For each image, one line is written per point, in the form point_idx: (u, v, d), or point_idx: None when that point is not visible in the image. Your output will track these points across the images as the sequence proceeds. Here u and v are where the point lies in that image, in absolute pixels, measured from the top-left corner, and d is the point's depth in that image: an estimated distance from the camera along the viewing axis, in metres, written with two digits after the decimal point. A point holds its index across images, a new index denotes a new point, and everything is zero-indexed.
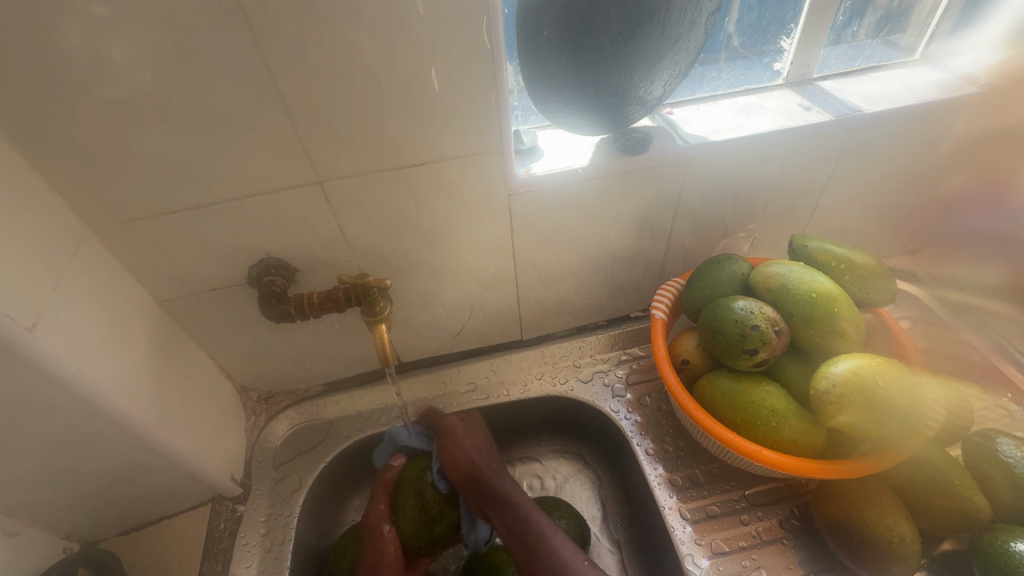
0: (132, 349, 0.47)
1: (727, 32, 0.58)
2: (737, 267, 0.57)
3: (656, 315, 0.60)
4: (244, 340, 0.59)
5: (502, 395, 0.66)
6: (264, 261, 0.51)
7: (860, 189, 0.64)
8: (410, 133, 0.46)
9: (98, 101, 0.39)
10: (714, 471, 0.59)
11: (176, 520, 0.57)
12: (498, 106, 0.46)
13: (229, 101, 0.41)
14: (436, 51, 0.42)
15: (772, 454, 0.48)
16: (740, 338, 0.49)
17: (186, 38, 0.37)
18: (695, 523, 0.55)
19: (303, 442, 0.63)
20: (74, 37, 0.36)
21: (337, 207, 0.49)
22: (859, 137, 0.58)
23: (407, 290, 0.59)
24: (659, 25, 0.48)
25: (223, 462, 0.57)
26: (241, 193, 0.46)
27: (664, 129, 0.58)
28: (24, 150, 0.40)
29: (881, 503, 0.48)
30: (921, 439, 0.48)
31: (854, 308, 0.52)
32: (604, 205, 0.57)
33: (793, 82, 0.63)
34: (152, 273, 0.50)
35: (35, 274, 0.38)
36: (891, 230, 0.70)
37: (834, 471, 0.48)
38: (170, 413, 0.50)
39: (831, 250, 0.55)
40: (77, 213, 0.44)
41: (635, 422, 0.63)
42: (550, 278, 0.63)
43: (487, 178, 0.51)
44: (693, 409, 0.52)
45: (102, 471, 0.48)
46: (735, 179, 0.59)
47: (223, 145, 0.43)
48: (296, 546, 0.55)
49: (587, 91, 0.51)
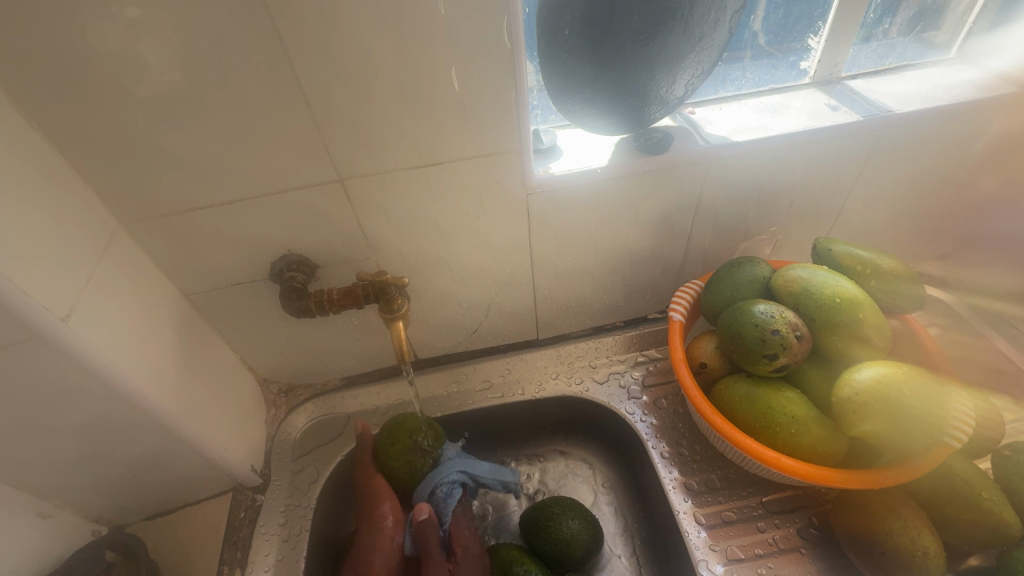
0: (159, 340, 0.48)
1: (753, 31, 0.57)
2: (758, 270, 0.56)
3: (674, 317, 0.59)
4: (265, 334, 0.60)
5: (517, 394, 0.66)
6: (286, 257, 0.52)
7: (889, 191, 0.62)
8: (429, 132, 0.46)
9: (130, 100, 0.40)
10: (731, 476, 0.58)
11: (197, 507, 0.58)
12: (517, 107, 0.46)
13: (254, 99, 0.42)
14: (455, 51, 0.42)
15: (790, 462, 0.47)
16: (760, 343, 0.48)
17: (213, 38, 0.38)
18: (710, 528, 0.54)
19: (321, 435, 0.64)
20: (109, 38, 0.37)
21: (357, 204, 0.50)
22: (888, 138, 0.56)
23: (424, 287, 0.59)
24: (682, 24, 0.47)
25: (243, 452, 0.58)
26: (265, 190, 0.47)
27: (685, 129, 0.57)
28: (61, 147, 0.42)
29: (905, 515, 0.47)
30: (948, 451, 0.46)
31: (879, 313, 0.50)
32: (623, 205, 0.57)
33: (820, 81, 0.61)
34: (179, 267, 0.51)
35: (70, 266, 0.40)
36: (921, 234, 0.68)
37: (855, 481, 0.47)
38: (193, 403, 0.51)
39: (857, 254, 0.54)
40: (109, 208, 0.46)
41: (651, 424, 0.62)
42: (567, 278, 0.63)
43: (505, 177, 0.51)
44: (710, 413, 0.51)
45: (128, 458, 0.50)
46: (757, 181, 0.58)
47: (248, 143, 0.44)
48: (313, 537, 0.56)
49: (607, 90, 0.51)
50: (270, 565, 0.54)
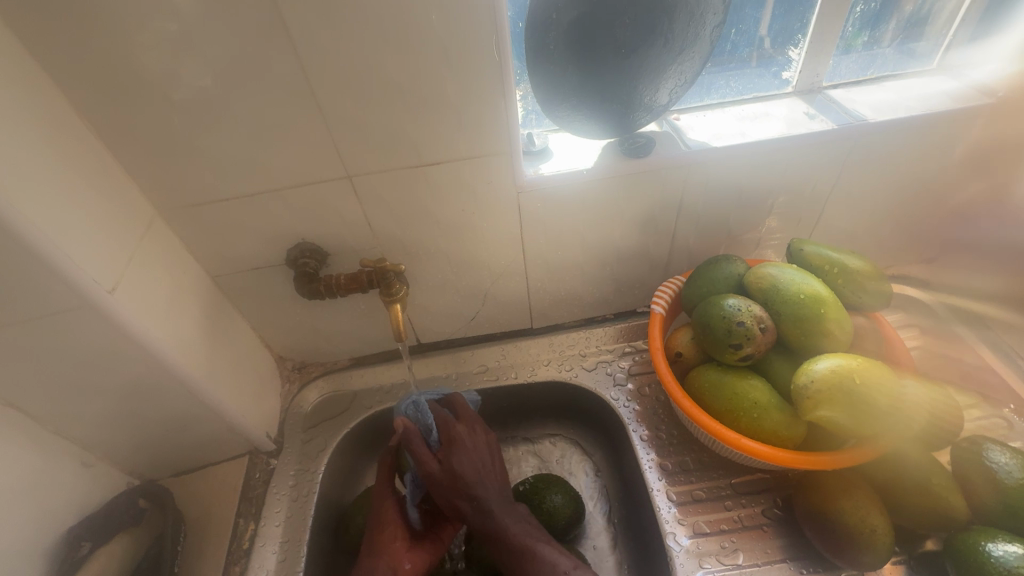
0: (189, 314, 0.54)
1: (759, 35, 0.61)
2: (734, 267, 0.59)
3: (655, 309, 0.63)
4: (281, 314, 0.66)
5: (510, 377, 0.72)
6: (300, 244, 0.59)
7: (867, 195, 0.65)
8: (428, 135, 0.52)
9: (169, 103, 0.46)
10: (705, 459, 0.62)
11: (217, 467, 0.65)
12: (507, 112, 0.51)
13: (274, 104, 0.48)
14: (450, 63, 0.47)
15: (750, 443, 0.51)
16: (727, 333, 0.53)
17: (239, 52, 0.44)
18: (681, 505, 0.59)
19: (330, 409, 0.71)
20: (153, 50, 0.43)
21: (363, 198, 0.56)
22: (862, 145, 0.60)
23: (425, 276, 0.65)
24: (662, 38, 0.51)
25: (259, 420, 0.64)
26: (282, 184, 0.53)
27: (669, 134, 0.61)
28: (110, 143, 0.48)
29: (858, 498, 0.50)
30: (898, 438, 0.50)
31: (841, 309, 0.54)
32: (610, 203, 0.61)
33: (802, 90, 0.65)
34: (206, 251, 0.58)
35: (115, 246, 0.46)
36: (902, 237, 0.71)
37: (811, 463, 0.50)
38: (216, 372, 0.57)
39: (828, 255, 0.58)
40: (148, 197, 0.52)
41: (634, 409, 0.67)
42: (558, 271, 0.68)
43: (498, 175, 0.56)
44: (681, 397, 0.55)
45: (159, 418, 0.56)
46: (737, 183, 0.62)
47: (268, 142, 0.50)
48: (320, 498, 0.62)
49: (592, 98, 0.55)
50: (281, 521, 0.60)
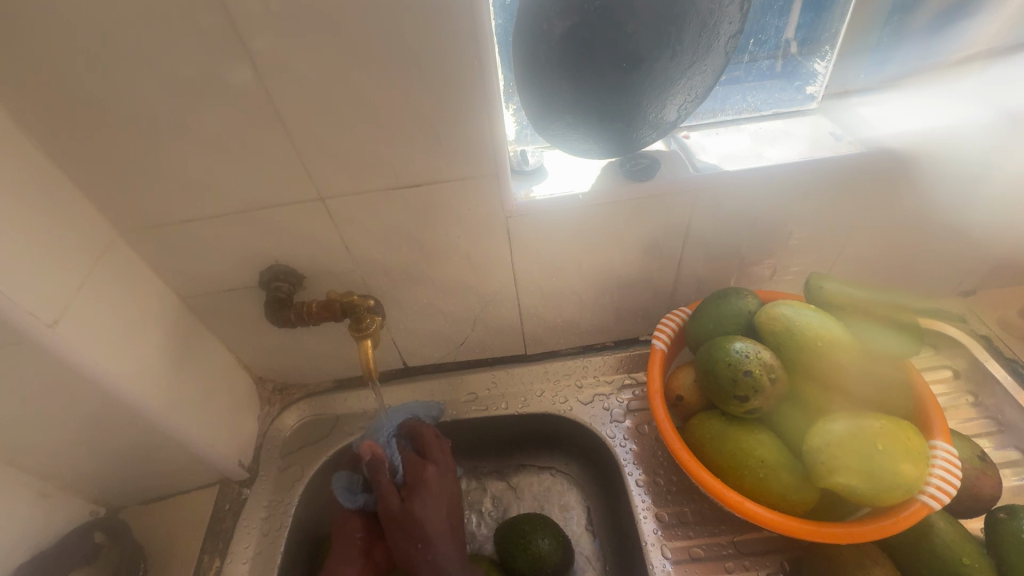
0: (150, 342, 0.51)
1: (785, 38, 0.56)
2: (744, 303, 0.54)
3: (656, 345, 0.58)
4: (257, 336, 0.63)
5: (500, 408, 0.67)
6: (273, 267, 0.55)
7: (898, 224, 0.59)
8: (406, 155, 0.47)
9: (122, 119, 0.43)
10: (705, 511, 0.57)
11: (187, 496, 0.62)
12: (493, 131, 0.47)
13: (235, 122, 0.44)
14: (427, 78, 0.43)
15: (754, 508, 0.46)
16: (732, 382, 0.47)
17: (194, 66, 0.40)
18: (676, 563, 0.53)
19: (309, 434, 0.67)
20: (100, 63, 0.40)
21: (338, 220, 0.52)
22: (893, 170, 0.53)
23: (409, 301, 0.61)
24: (670, 50, 0.46)
25: (231, 448, 0.61)
26: (249, 205, 0.49)
27: (677, 155, 0.56)
28: (62, 160, 0.45)
29: (876, 574, 0.44)
30: (926, 511, 0.44)
31: (865, 359, 0.48)
32: (608, 229, 0.56)
33: (827, 107, 0.59)
34: (173, 273, 0.54)
35: (62, 274, 0.43)
36: (938, 269, 0.64)
37: (823, 534, 0.45)
38: (181, 401, 0.54)
39: (849, 293, 0.53)
40: (108, 217, 0.49)
41: (631, 450, 0.62)
42: (553, 298, 0.63)
43: (484, 199, 0.51)
44: (679, 449, 0.50)
45: (120, 449, 0.53)
46: (751, 210, 0.56)
47: (232, 161, 0.46)
48: (290, 534, 0.58)
49: (590, 116, 0.50)
50: (248, 558, 0.57)
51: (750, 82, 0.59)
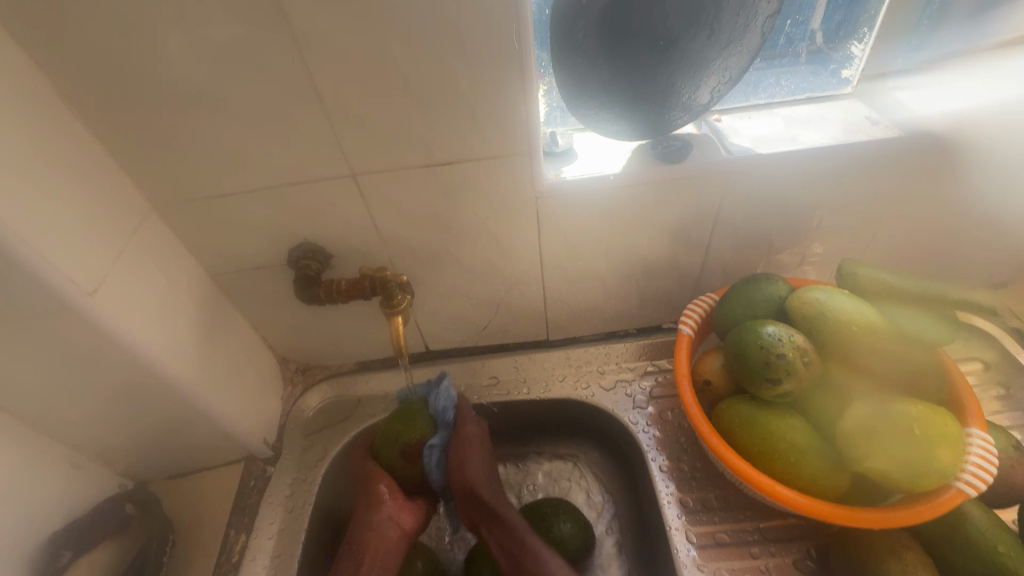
0: (182, 316, 0.52)
1: (810, 30, 0.56)
2: (775, 288, 0.53)
3: (683, 330, 0.57)
4: (283, 316, 0.63)
5: (522, 393, 0.67)
6: (302, 245, 0.55)
7: (932, 211, 0.58)
8: (439, 132, 0.47)
9: (161, 91, 0.43)
10: (730, 497, 0.56)
11: (212, 472, 0.63)
12: (527, 109, 0.46)
13: (271, 95, 0.44)
14: (464, 53, 0.43)
15: (786, 491, 0.45)
16: (764, 366, 0.47)
17: (233, 37, 0.41)
18: (701, 548, 0.53)
19: (333, 415, 0.68)
20: (143, 34, 0.40)
21: (368, 198, 0.52)
22: (929, 155, 0.53)
23: (435, 282, 0.61)
24: (707, 28, 0.46)
25: (256, 425, 0.61)
26: (281, 181, 0.50)
27: (709, 138, 0.55)
28: (101, 133, 0.45)
29: (908, 561, 0.44)
30: (961, 497, 0.43)
31: (900, 344, 0.48)
32: (637, 212, 0.55)
33: (864, 92, 0.58)
34: (204, 248, 0.55)
35: (100, 244, 0.44)
36: (969, 259, 0.63)
37: (855, 519, 0.45)
38: (210, 376, 0.54)
39: (883, 280, 0.53)
40: (142, 191, 0.49)
41: (654, 436, 0.61)
42: (578, 282, 0.63)
43: (515, 178, 0.51)
44: (708, 433, 0.50)
45: (150, 422, 0.54)
46: (783, 195, 0.55)
47: (267, 136, 0.46)
48: (315, 511, 0.59)
49: (623, 95, 0.50)
50: (273, 533, 0.57)
51: (784, 65, 0.59)
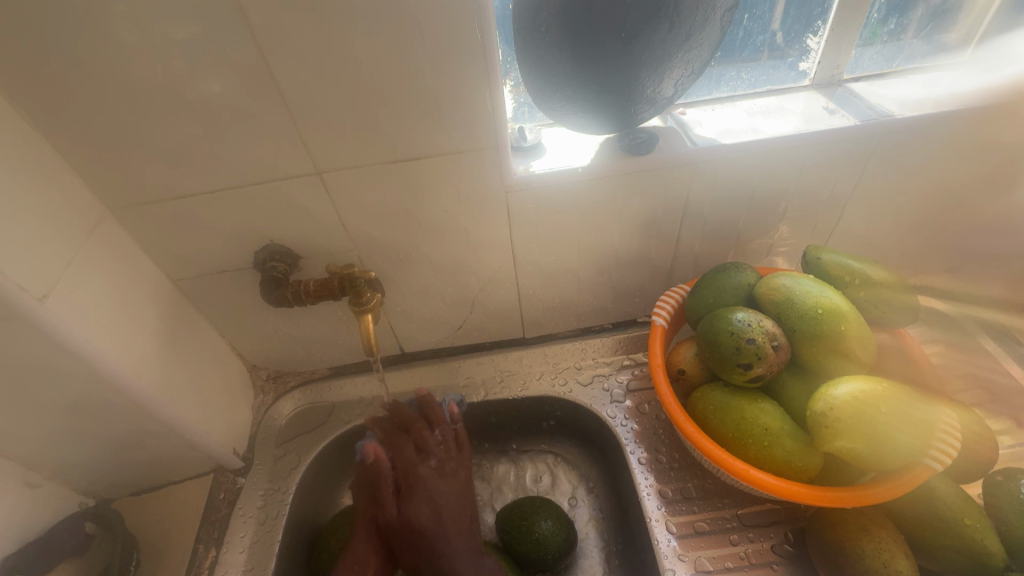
0: (143, 324, 0.50)
1: (768, 27, 0.57)
2: (744, 276, 0.54)
3: (656, 321, 0.58)
4: (252, 322, 0.61)
5: (499, 391, 0.66)
6: (269, 247, 0.54)
7: (890, 198, 0.60)
8: (405, 128, 0.47)
9: (114, 90, 0.42)
10: (708, 486, 0.57)
11: (182, 485, 0.61)
12: (493, 103, 0.46)
13: (230, 92, 0.43)
14: (427, 48, 0.43)
15: (760, 475, 0.46)
16: (735, 351, 0.47)
17: (187, 32, 0.39)
18: (681, 538, 0.53)
19: (305, 423, 0.65)
20: (92, 29, 0.39)
21: (336, 198, 0.51)
22: (886, 143, 0.54)
23: (407, 282, 0.60)
24: (667, 22, 0.46)
25: (226, 436, 0.60)
26: (245, 181, 0.48)
27: (674, 130, 0.56)
28: (51, 134, 0.44)
29: (881, 539, 0.44)
30: (927, 473, 0.44)
31: (864, 326, 0.49)
32: (607, 205, 0.56)
33: (820, 84, 0.61)
34: (166, 253, 0.53)
35: (52, 250, 0.42)
36: (924, 246, 0.65)
37: (831, 500, 0.45)
38: (175, 385, 0.52)
39: (846, 264, 0.53)
40: (98, 194, 0.48)
41: (632, 429, 0.61)
42: (552, 278, 0.63)
43: (484, 174, 0.51)
44: (683, 421, 0.50)
45: (112, 436, 0.52)
46: (748, 186, 0.56)
47: (227, 134, 0.45)
48: (289, 522, 0.57)
49: (588, 89, 0.50)
50: (245, 547, 0.55)
51: (744, 58, 0.60)
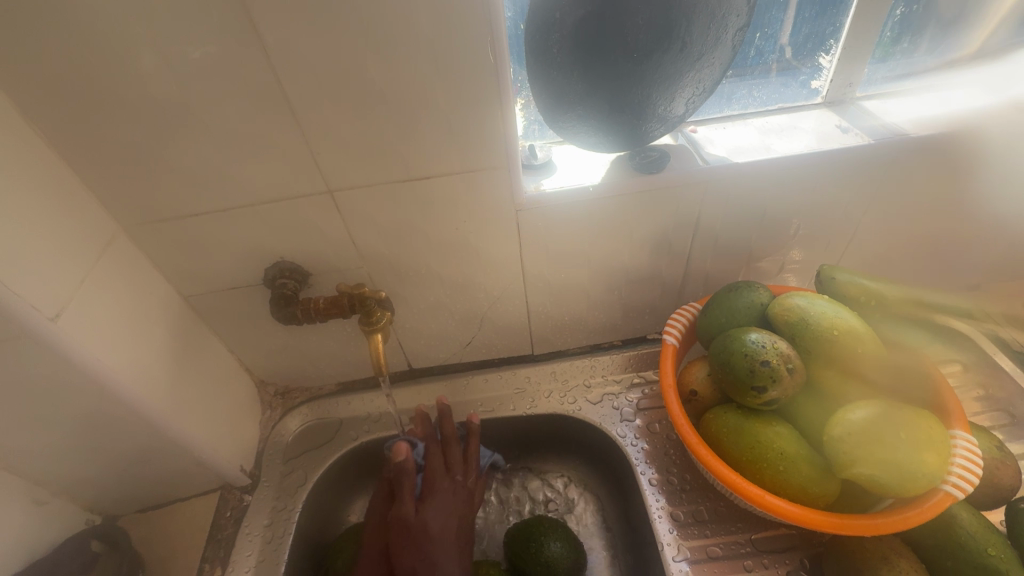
0: (153, 341, 0.50)
1: (779, 45, 0.57)
2: (757, 295, 0.54)
3: (667, 340, 0.57)
4: (260, 338, 0.61)
5: (508, 409, 0.65)
6: (278, 264, 0.54)
7: (904, 217, 0.59)
8: (416, 147, 0.47)
9: (129, 110, 0.42)
10: (721, 509, 0.55)
11: (188, 502, 0.60)
12: (504, 122, 0.46)
13: (244, 114, 0.43)
14: (440, 70, 0.43)
15: (775, 500, 0.45)
16: (749, 373, 0.47)
17: (203, 54, 0.40)
18: (694, 563, 0.52)
19: (312, 439, 0.65)
20: (109, 50, 0.39)
21: (347, 216, 0.51)
22: (901, 161, 0.54)
23: (416, 299, 0.60)
24: (678, 42, 0.46)
25: (233, 452, 0.59)
26: (255, 199, 0.49)
27: (686, 148, 0.56)
28: (67, 154, 0.44)
29: (901, 567, 0.43)
30: (947, 502, 0.43)
31: (881, 348, 0.48)
32: (618, 222, 0.55)
33: (833, 102, 0.60)
34: (177, 270, 0.53)
35: (65, 268, 0.42)
36: (940, 263, 0.64)
37: (849, 527, 0.44)
38: (183, 402, 0.52)
39: (861, 284, 0.53)
40: (111, 213, 0.48)
41: (642, 449, 0.60)
42: (562, 295, 0.62)
43: (494, 192, 0.51)
44: (696, 444, 0.49)
45: (120, 453, 0.52)
46: (761, 204, 0.56)
47: (240, 154, 0.46)
48: (295, 542, 0.56)
49: (599, 108, 0.50)
50: (251, 566, 0.55)
51: (755, 76, 0.60)
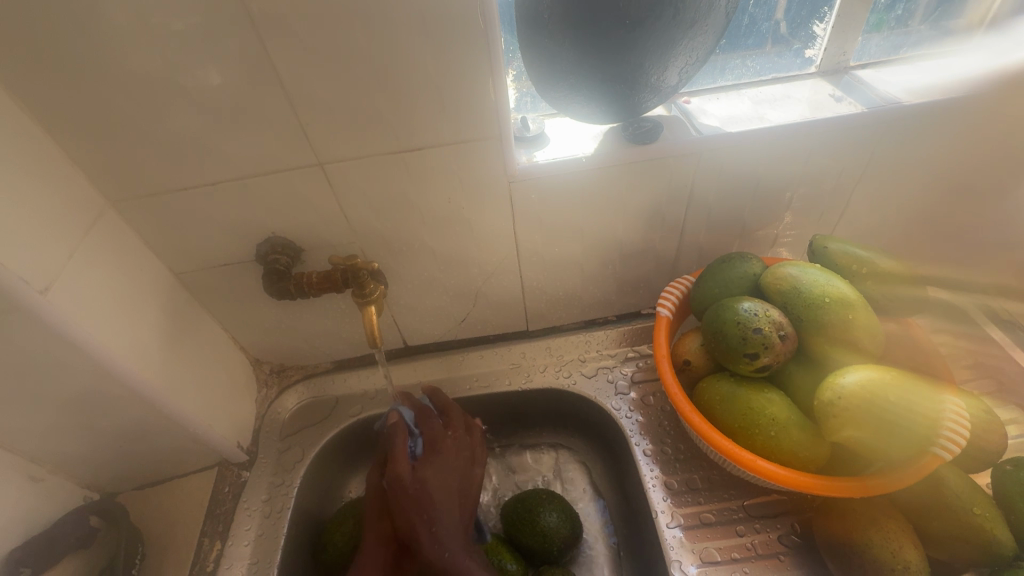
0: (145, 317, 0.50)
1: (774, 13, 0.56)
2: (750, 266, 0.54)
3: (661, 312, 0.57)
4: (254, 316, 0.61)
5: (503, 384, 0.66)
6: (271, 239, 0.53)
7: (896, 187, 0.60)
8: (406, 117, 0.46)
9: (111, 80, 0.41)
10: (714, 477, 0.56)
11: (186, 479, 0.61)
12: (495, 90, 0.46)
13: (230, 83, 0.42)
14: (429, 36, 0.42)
15: (766, 465, 0.45)
16: (741, 341, 0.47)
17: (186, 20, 0.39)
18: (687, 529, 0.53)
19: (309, 416, 0.65)
20: (89, 17, 0.38)
21: (339, 189, 0.51)
22: (894, 130, 0.54)
23: (409, 275, 0.60)
24: (672, 9, 0.45)
25: (230, 429, 0.59)
26: (245, 173, 0.48)
27: (679, 119, 0.56)
28: (49, 126, 0.43)
29: (890, 529, 0.44)
30: (936, 463, 0.44)
31: (873, 316, 0.49)
32: (611, 195, 0.55)
33: (826, 71, 0.60)
34: (167, 246, 0.53)
35: (53, 242, 0.42)
36: (929, 235, 0.65)
37: (838, 489, 0.45)
38: (177, 379, 0.52)
39: (853, 253, 0.53)
40: (98, 187, 0.47)
41: (637, 421, 0.61)
42: (556, 269, 0.62)
43: (486, 164, 0.51)
44: (689, 412, 0.50)
45: (116, 430, 0.52)
46: (753, 175, 0.56)
47: (228, 125, 0.45)
48: (293, 516, 0.57)
49: (591, 77, 0.49)
50: (251, 540, 0.55)
51: (749, 46, 0.59)
